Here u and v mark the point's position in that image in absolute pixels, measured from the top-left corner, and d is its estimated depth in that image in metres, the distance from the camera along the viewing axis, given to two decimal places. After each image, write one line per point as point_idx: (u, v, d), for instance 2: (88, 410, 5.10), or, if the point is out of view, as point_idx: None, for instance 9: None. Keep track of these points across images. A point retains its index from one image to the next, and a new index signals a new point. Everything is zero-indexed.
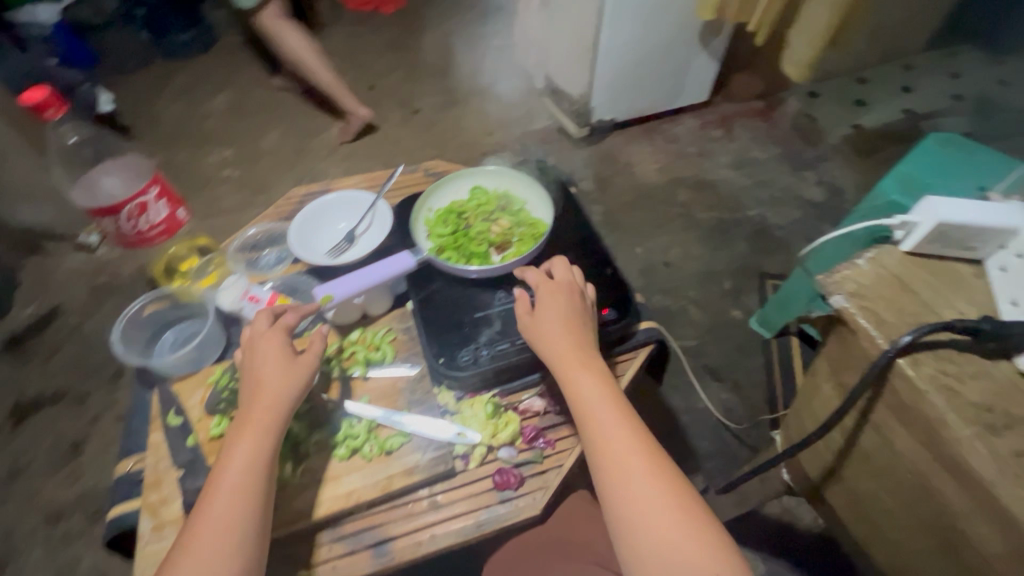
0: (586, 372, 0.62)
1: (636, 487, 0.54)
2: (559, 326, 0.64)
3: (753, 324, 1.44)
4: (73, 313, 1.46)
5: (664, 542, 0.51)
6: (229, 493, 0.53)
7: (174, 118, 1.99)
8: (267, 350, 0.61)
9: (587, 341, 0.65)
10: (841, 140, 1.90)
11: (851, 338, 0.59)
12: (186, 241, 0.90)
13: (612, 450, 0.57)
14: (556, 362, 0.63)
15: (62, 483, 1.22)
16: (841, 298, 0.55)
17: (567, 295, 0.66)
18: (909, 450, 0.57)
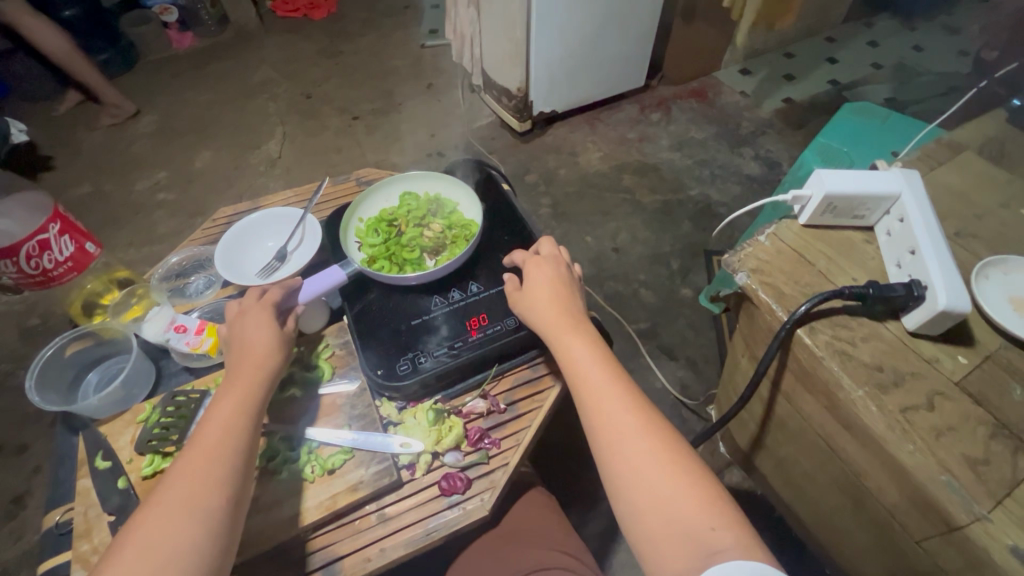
0: (566, 320, 0.63)
1: (617, 418, 0.55)
2: (549, 285, 0.66)
3: (703, 300, 1.48)
4: (4, 359, 1.38)
5: (637, 468, 0.52)
6: (207, 441, 0.54)
7: (99, 144, 1.90)
8: (257, 336, 0.62)
9: (571, 297, 0.66)
10: (773, 115, 1.97)
11: (756, 313, 0.62)
12: (103, 276, 0.85)
13: (592, 387, 0.58)
14: (545, 317, 0.65)
15: (5, 540, 1.15)
16: (744, 275, 0.58)
17: (552, 263, 0.68)
18: (814, 415, 0.60)
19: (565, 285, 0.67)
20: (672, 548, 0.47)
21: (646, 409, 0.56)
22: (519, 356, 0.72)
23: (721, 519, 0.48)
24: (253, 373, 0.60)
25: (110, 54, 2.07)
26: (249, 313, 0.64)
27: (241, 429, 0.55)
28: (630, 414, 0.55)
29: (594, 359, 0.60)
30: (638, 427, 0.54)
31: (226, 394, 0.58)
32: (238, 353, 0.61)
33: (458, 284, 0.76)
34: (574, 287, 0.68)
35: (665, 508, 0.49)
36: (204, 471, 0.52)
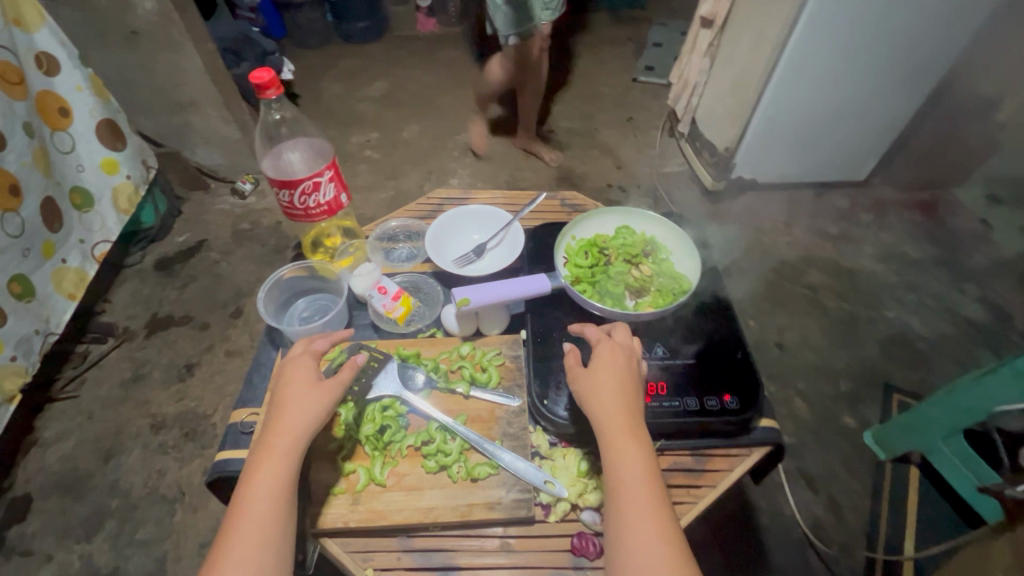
0: (626, 436, 0.57)
1: (648, 559, 0.51)
2: (616, 395, 0.59)
3: (867, 438, 1.27)
4: (216, 249, 1.64)
5: None
6: (248, 511, 0.53)
7: (336, 96, 2.18)
8: (298, 386, 0.60)
9: (636, 409, 0.59)
10: (1019, 258, 1.65)
11: None
12: (334, 219, 0.96)
13: (635, 523, 0.53)
14: (605, 436, 0.57)
15: (170, 397, 1.35)
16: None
17: (624, 357, 0.62)
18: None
19: (632, 385, 0.60)
20: None
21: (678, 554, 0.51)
22: (683, 440, 0.68)
23: None
24: (292, 418, 0.58)
25: (369, 23, 2.36)
26: (295, 366, 0.62)
27: (287, 475, 0.55)
28: None
29: (644, 480, 0.55)
30: None
31: (277, 426, 0.57)
32: (276, 403, 0.59)
33: (643, 341, 0.72)
34: (638, 385, 0.61)
35: None
36: (265, 512, 0.53)
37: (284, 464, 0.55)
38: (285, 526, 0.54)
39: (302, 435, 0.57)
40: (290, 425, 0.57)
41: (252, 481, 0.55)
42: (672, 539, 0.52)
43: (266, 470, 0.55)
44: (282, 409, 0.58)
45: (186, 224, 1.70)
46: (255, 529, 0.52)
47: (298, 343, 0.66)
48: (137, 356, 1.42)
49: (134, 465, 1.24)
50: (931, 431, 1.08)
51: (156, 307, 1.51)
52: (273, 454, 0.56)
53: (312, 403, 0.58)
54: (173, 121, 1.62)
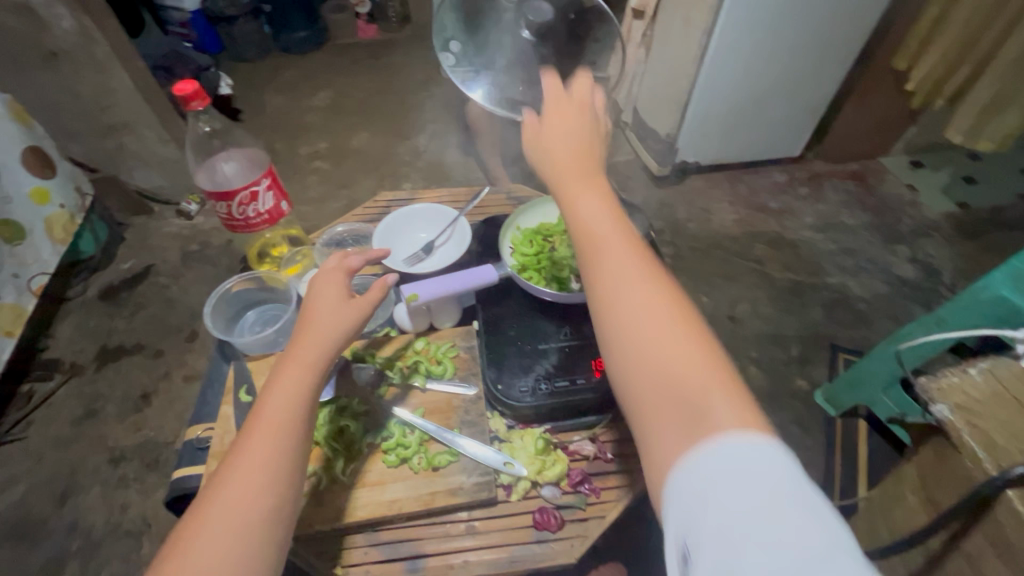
0: (583, 176, 0.58)
1: (625, 290, 0.50)
2: (570, 143, 0.60)
3: (819, 398, 1.34)
4: (164, 274, 1.59)
5: (650, 346, 0.47)
6: (267, 422, 0.53)
7: (279, 108, 2.14)
8: (327, 297, 0.60)
9: (593, 155, 0.60)
10: (942, 217, 1.77)
11: (953, 455, 0.61)
12: (280, 228, 0.95)
13: (610, 257, 0.52)
14: (561, 184, 0.58)
15: (126, 429, 1.31)
16: (945, 409, 0.59)
17: (576, 112, 0.62)
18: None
19: (588, 144, 0.60)
20: (676, 421, 0.43)
21: (660, 279, 0.50)
22: None
23: (733, 399, 0.43)
24: (322, 328, 0.58)
25: (307, 34, 2.33)
26: (324, 278, 0.62)
27: (308, 382, 0.55)
28: (650, 293, 0.49)
29: (610, 222, 0.55)
30: (650, 306, 0.48)
31: (301, 335, 0.58)
32: (304, 314, 0.60)
33: (590, 320, 0.75)
34: (598, 146, 0.61)
35: (672, 383, 0.45)
36: (282, 416, 0.53)
37: (308, 375, 0.56)
38: (301, 429, 0.54)
39: (326, 345, 0.58)
40: (315, 335, 0.58)
41: (271, 389, 0.55)
42: (652, 268, 0.52)
43: (290, 376, 0.55)
44: (308, 319, 0.59)
45: (131, 250, 1.64)
46: (270, 429, 0.53)
47: (331, 258, 0.66)
48: (87, 391, 1.37)
49: (93, 503, 1.20)
50: (872, 383, 1.16)
51: (104, 338, 1.46)
52: (295, 362, 0.56)
53: (340, 317, 0.59)
54: (106, 145, 1.56)
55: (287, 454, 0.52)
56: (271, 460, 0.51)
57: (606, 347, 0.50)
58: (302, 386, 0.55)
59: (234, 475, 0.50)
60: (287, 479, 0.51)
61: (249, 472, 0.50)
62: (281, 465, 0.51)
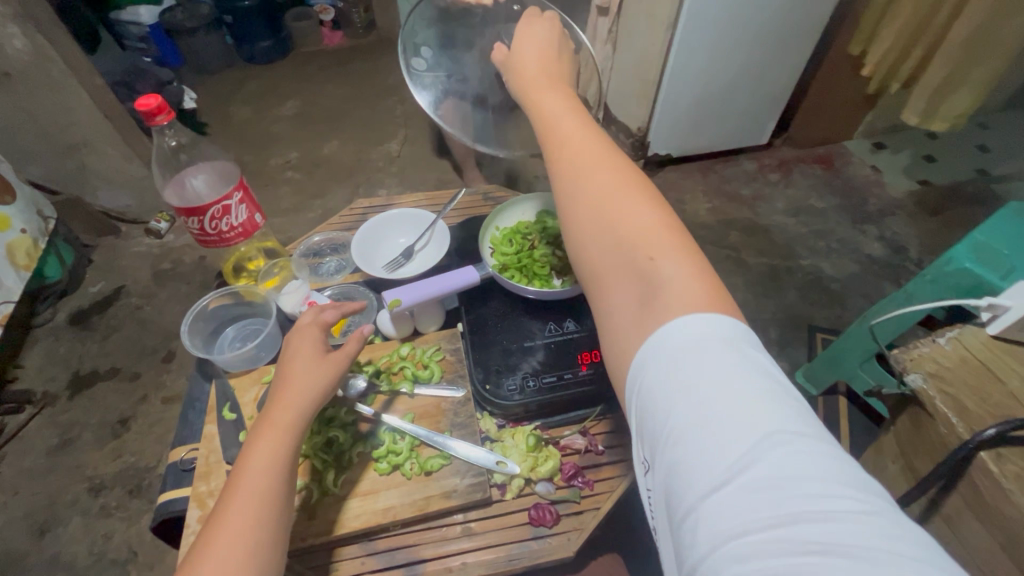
0: (546, 84, 0.59)
1: (591, 184, 0.50)
2: (534, 61, 0.62)
3: (799, 378, 1.38)
4: (136, 294, 1.55)
5: (605, 213, 0.48)
6: (248, 487, 0.51)
7: (246, 120, 2.11)
8: (305, 354, 0.60)
9: (557, 70, 0.61)
10: (906, 196, 1.83)
11: (927, 423, 0.63)
12: (255, 241, 0.93)
13: (576, 150, 0.53)
14: (526, 94, 0.60)
15: (106, 457, 1.27)
16: (917, 377, 0.61)
17: (543, 34, 0.64)
18: (984, 545, 0.57)
19: (551, 61, 0.61)
20: (625, 278, 0.45)
21: (625, 169, 0.51)
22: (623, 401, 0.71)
23: (677, 254, 0.44)
24: (298, 386, 0.58)
25: (272, 43, 2.29)
26: (301, 335, 0.63)
27: (288, 444, 0.55)
28: (605, 170, 0.50)
29: (576, 123, 0.55)
30: (605, 184, 0.49)
31: (279, 395, 0.57)
32: (282, 372, 0.59)
33: (574, 315, 0.76)
34: (561, 64, 0.62)
35: (622, 241, 0.46)
36: (265, 481, 0.52)
37: (286, 436, 0.55)
38: (282, 491, 0.53)
39: (307, 402, 0.57)
40: (295, 394, 0.57)
41: (250, 453, 0.53)
42: (617, 159, 0.52)
43: (268, 438, 0.54)
44: (288, 377, 0.58)
45: (100, 272, 1.60)
46: (254, 495, 0.51)
47: (305, 312, 0.67)
48: (62, 420, 1.32)
49: (75, 535, 1.16)
50: (850, 360, 1.19)
51: (77, 364, 1.42)
52: (275, 422, 0.55)
53: (318, 372, 0.59)
54: (68, 165, 1.51)
55: (271, 518, 0.51)
56: (255, 527, 0.49)
57: (571, 232, 0.51)
58: (285, 449, 0.54)
59: (216, 549, 0.48)
60: (273, 550, 0.50)
61: (231, 542, 0.48)
62: (263, 532, 0.50)
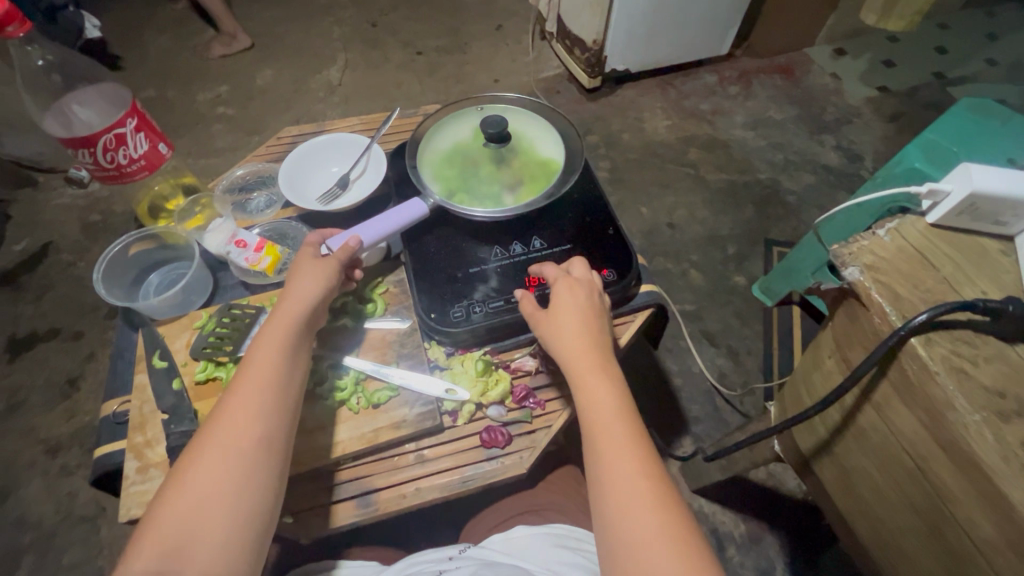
0: (593, 366, 0.57)
1: (628, 497, 0.49)
2: (578, 320, 0.59)
3: (756, 291, 1.40)
4: (66, 250, 1.43)
5: (641, 533, 0.47)
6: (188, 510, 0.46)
7: (163, 50, 1.89)
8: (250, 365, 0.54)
9: (601, 333, 0.60)
10: (863, 103, 1.81)
11: (860, 316, 0.53)
12: (170, 180, 0.86)
13: (616, 442, 0.52)
14: (569, 362, 0.58)
15: (57, 418, 1.22)
16: (855, 270, 0.50)
17: (585, 291, 0.61)
18: (905, 431, 0.49)
19: (596, 331, 0.59)
20: None
21: (663, 482, 0.50)
22: None
23: None
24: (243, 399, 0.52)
25: None
26: (299, 267, 0.60)
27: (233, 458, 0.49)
28: (642, 480, 0.50)
29: (617, 409, 0.54)
30: (648, 492, 0.49)
31: (231, 398, 0.52)
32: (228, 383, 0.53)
33: (521, 237, 0.72)
34: (604, 332, 0.60)
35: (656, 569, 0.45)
36: (210, 507, 0.47)
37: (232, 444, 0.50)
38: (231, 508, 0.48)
39: (272, 400, 0.53)
40: (239, 406, 0.52)
41: (203, 449, 0.49)
42: (655, 466, 0.51)
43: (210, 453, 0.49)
44: (244, 376, 0.54)
45: (19, 229, 1.46)
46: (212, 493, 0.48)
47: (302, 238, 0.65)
48: (4, 384, 1.26)
49: (37, 496, 1.14)
50: (802, 269, 1.22)
51: (12, 328, 1.33)
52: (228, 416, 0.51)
53: (266, 380, 0.53)
54: None
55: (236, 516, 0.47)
56: (214, 532, 0.46)
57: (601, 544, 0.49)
58: (241, 441, 0.50)
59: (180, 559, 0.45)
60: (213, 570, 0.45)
61: (197, 555, 0.45)
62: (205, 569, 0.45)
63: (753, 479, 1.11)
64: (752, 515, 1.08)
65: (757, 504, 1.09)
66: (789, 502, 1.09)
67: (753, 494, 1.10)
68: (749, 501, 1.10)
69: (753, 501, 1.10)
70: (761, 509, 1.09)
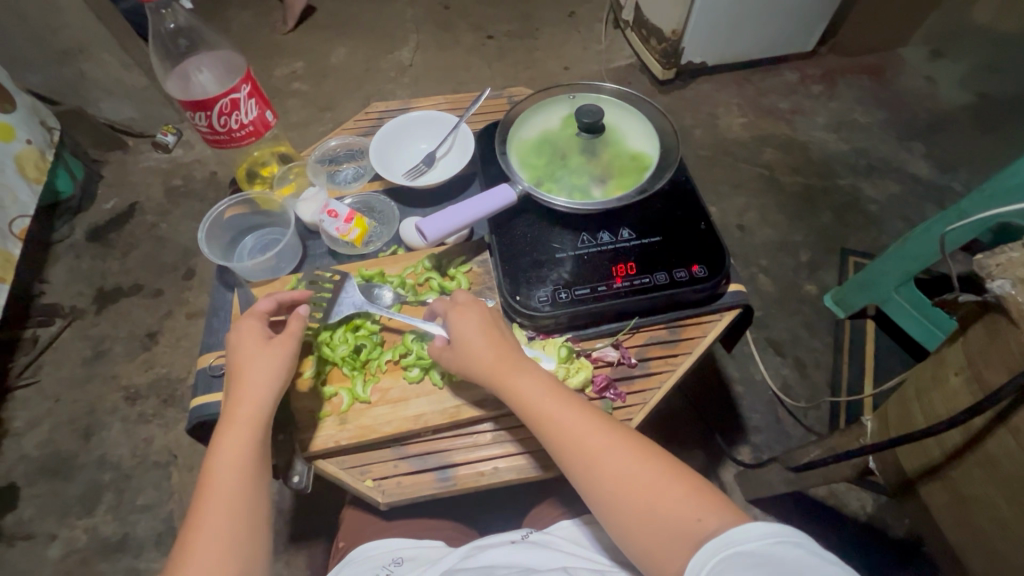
0: (513, 366, 0.57)
1: (606, 462, 0.51)
2: (478, 332, 0.59)
3: (827, 301, 1.33)
4: (151, 211, 1.52)
5: (634, 485, 0.50)
6: (218, 528, 0.51)
7: (245, 25, 1.96)
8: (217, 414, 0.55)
9: (502, 331, 0.60)
10: (959, 110, 1.68)
11: (1006, 334, 0.50)
12: (268, 145, 0.88)
13: (571, 430, 0.53)
14: (494, 377, 0.57)
15: (138, 368, 1.30)
16: (1005, 284, 0.47)
17: (469, 304, 0.61)
18: None
19: (497, 331, 0.59)
20: (671, 546, 0.46)
21: (628, 436, 0.53)
22: (658, 315, 0.70)
23: (708, 510, 0.47)
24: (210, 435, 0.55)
25: None
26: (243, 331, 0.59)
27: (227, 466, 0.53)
28: (610, 441, 0.52)
29: (550, 395, 0.55)
30: (622, 449, 0.52)
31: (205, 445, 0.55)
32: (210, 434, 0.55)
33: (610, 226, 0.71)
34: (502, 327, 0.61)
35: (666, 515, 0.48)
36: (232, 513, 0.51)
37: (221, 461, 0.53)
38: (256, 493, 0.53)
39: (244, 415, 0.55)
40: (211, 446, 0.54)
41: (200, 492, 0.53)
42: (611, 424, 0.54)
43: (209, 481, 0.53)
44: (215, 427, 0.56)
45: (111, 189, 1.56)
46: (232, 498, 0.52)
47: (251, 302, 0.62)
48: (92, 332, 1.35)
49: (117, 438, 1.22)
50: (885, 282, 1.15)
51: (100, 280, 1.42)
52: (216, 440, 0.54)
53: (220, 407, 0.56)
54: (66, 74, 1.44)
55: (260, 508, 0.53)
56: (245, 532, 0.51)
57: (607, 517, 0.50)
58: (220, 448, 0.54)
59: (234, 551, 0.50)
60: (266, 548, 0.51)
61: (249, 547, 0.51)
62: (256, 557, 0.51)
63: (815, 496, 1.07)
64: (811, 532, 1.04)
65: (817, 523, 1.05)
66: (852, 524, 1.05)
67: (814, 512, 1.06)
68: (808, 519, 1.06)
69: (813, 519, 1.06)
70: (821, 527, 1.05)
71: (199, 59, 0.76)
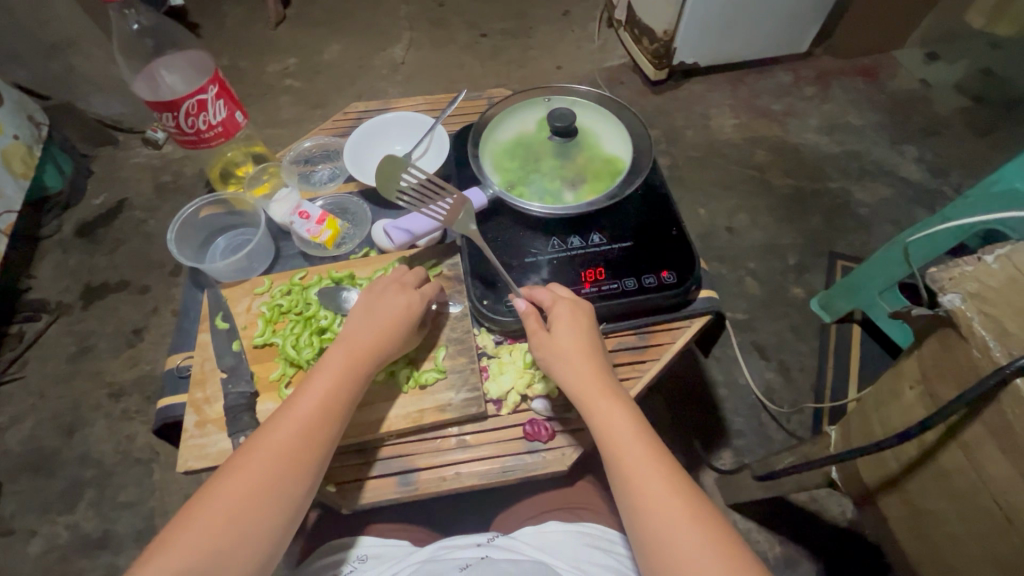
0: (602, 389, 0.56)
1: (670, 517, 0.49)
2: (578, 344, 0.58)
3: (814, 306, 1.33)
4: (140, 207, 1.52)
5: (688, 551, 0.48)
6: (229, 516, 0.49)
7: (238, 20, 1.95)
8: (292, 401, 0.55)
9: (600, 355, 0.59)
10: (953, 113, 1.67)
11: (959, 348, 0.50)
12: (242, 144, 0.88)
13: (644, 471, 0.52)
14: (578, 390, 0.57)
15: (124, 364, 1.30)
16: (956, 297, 0.48)
17: (580, 314, 0.60)
18: (1000, 475, 0.47)
19: (597, 354, 0.59)
20: None
21: (699, 501, 0.51)
22: (626, 321, 0.69)
23: None
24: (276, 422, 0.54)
25: None
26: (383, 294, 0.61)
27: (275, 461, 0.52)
28: (677, 498, 0.50)
29: (634, 432, 0.54)
30: (687, 511, 0.50)
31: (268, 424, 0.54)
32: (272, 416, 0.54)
33: (581, 231, 0.71)
34: (603, 353, 0.60)
35: None
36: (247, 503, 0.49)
37: (275, 453, 0.52)
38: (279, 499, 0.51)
39: (318, 419, 0.54)
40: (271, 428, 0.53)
41: (237, 464, 0.51)
42: (686, 483, 0.52)
43: (251, 461, 0.51)
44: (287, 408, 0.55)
45: (100, 184, 1.55)
46: (251, 512, 0.50)
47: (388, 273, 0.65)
48: (78, 328, 1.35)
49: (101, 435, 1.22)
50: (868, 288, 1.15)
51: (87, 276, 1.42)
52: (269, 442, 0.52)
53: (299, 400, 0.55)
54: (54, 68, 1.44)
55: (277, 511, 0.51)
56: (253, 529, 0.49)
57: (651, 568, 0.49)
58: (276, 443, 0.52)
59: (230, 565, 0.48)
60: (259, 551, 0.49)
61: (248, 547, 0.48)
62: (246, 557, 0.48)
63: (795, 502, 1.06)
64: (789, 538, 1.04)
65: (795, 529, 1.05)
66: (831, 530, 1.04)
67: (793, 518, 1.06)
68: (787, 525, 1.06)
69: (792, 525, 1.05)
70: (800, 533, 1.05)
71: (171, 60, 0.76)
